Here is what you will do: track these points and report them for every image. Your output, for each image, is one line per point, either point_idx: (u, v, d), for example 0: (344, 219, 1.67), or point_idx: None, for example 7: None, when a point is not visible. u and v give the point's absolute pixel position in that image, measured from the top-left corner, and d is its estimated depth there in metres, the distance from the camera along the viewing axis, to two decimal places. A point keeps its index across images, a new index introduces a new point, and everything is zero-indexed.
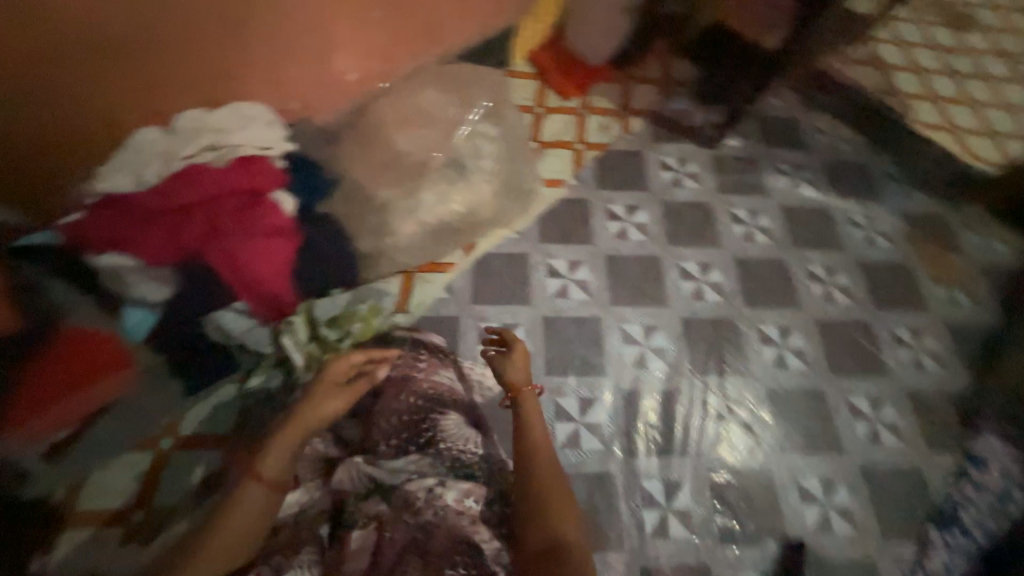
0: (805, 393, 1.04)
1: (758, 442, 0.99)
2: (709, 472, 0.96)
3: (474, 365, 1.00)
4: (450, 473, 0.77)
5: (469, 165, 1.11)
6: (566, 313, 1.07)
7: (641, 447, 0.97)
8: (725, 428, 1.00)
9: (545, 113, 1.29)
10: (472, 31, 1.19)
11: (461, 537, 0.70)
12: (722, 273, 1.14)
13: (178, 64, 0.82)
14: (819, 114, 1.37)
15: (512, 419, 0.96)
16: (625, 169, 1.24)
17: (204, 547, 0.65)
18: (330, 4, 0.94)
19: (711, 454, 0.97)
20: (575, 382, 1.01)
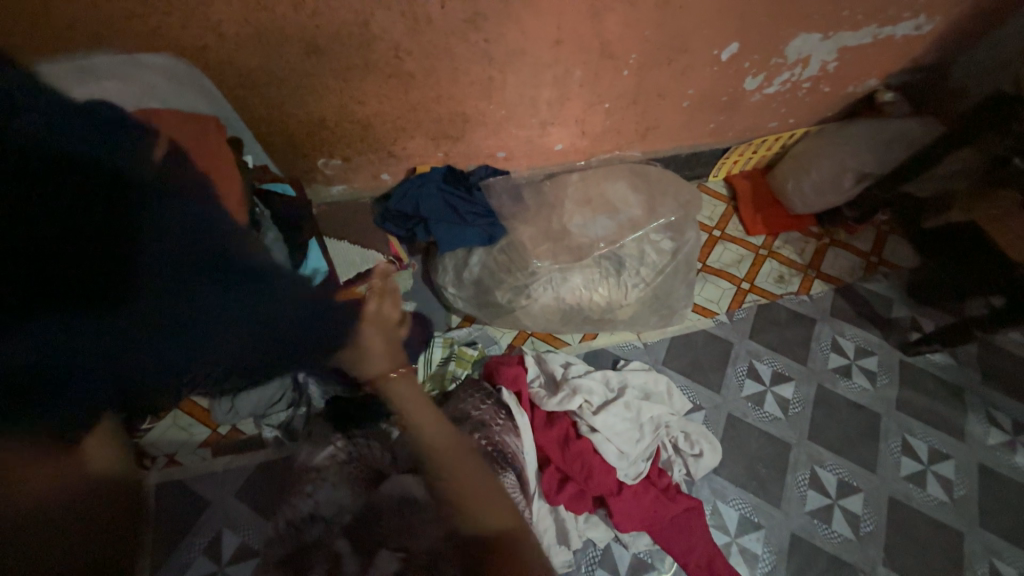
0: (847, 506, 1.02)
1: (813, 538, 0.98)
2: (752, 551, 0.97)
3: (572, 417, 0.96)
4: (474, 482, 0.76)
5: (632, 264, 1.04)
6: (656, 398, 1.07)
7: (714, 524, 0.99)
8: (794, 542, 0.98)
9: (721, 240, 1.35)
10: (690, 142, 1.27)
11: (410, 504, 0.73)
12: (806, 399, 1.13)
13: (407, 107, 0.96)
14: (989, 286, 1.18)
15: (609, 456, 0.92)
16: (788, 327, 1.23)
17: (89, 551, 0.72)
18: (543, 92, 1.00)
19: (719, 518, 0.99)
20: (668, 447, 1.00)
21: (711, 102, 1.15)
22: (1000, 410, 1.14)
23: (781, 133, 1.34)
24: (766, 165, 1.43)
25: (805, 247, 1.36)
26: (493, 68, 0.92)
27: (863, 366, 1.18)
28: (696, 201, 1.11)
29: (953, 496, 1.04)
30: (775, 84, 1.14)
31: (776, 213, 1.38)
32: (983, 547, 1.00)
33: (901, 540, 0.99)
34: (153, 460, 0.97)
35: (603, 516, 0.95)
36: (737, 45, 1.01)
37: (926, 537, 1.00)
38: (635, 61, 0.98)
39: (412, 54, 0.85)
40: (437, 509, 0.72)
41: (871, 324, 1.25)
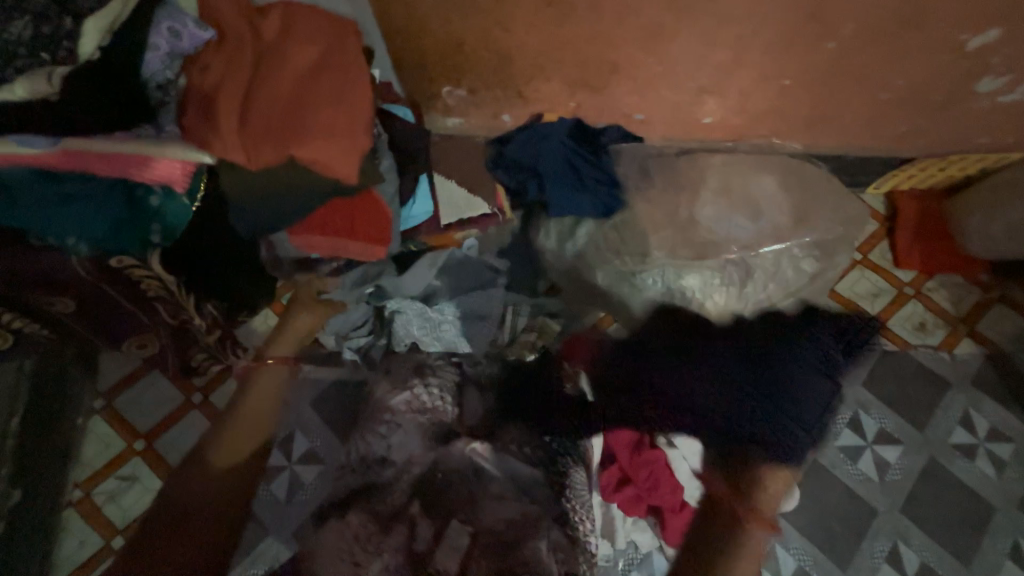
0: None
1: None
2: None
3: None
4: (535, 480, 0.76)
5: (760, 278, 0.91)
6: None
7: (768, 565, 0.93)
8: None
9: (861, 266, 1.15)
10: (866, 143, 1.05)
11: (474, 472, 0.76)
12: (910, 466, 1.00)
13: (556, 44, 0.83)
14: None
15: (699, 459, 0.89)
16: (914, 383, 1.06)
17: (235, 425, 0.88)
18: (716, 52, 0.83)
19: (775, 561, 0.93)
20: None
21: (918, 99, 0.92)
22: None
23: (987, 153, 1.07)
24: (948, 188, 1.17)
25: (963, 296, 1.14)
26: (670, 12, 0.76)
27: (993, 450, 1.01)
28: (859, 218, 0.93)
29: None
30: (1017, 91, 0.89)
31: (941, 249, 1.15)
32: None
33: None
34: (245, 351, 0.97)
35: (655, 524, 0.91)
36: (995, 31, 0.77)
37: None
38: (849, 32, 0.78)
39: None
40: (511, 500, 0.74)
41: (1019, 406, 1.05)
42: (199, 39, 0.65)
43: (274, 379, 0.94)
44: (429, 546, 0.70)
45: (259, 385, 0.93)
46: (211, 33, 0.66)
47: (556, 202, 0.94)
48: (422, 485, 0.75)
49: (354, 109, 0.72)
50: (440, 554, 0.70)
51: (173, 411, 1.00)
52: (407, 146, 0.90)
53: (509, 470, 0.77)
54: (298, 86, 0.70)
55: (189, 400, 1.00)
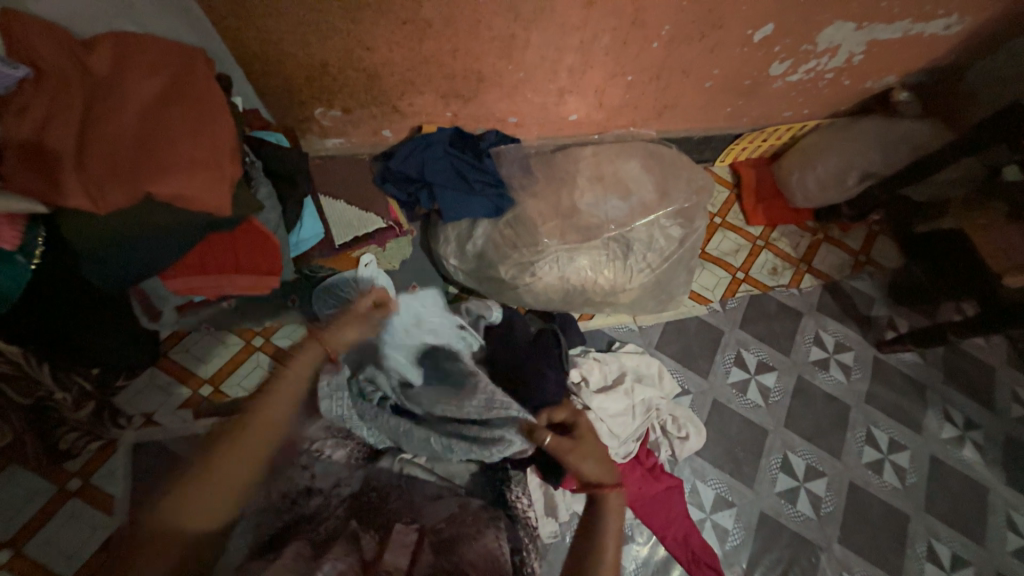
0: (811, 486, 1.10)
1: (778, 511, 1.07)
2: (722, 522, 1.04)
3: (584, 380, 1.00)
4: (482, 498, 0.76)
5: (639, 249, 1.03)
6: (646, 377, 1.09)
7: (690, 500, 1.05)
8: (762, 515, 1.06)
9: (720, 228, 1.35)
10: (705, 124, 1.24)
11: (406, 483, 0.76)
12: (783, 386, 1.19)
13: (419, 60, 0.87)
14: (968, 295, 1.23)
15: (620, 417, 0.97)
16: (779, 319, 1.26)
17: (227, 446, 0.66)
18: (566, 57, 0.92)
19: (695, 493, 1.06)
20: (667, 424, 1.05)
21: (733, 84, 1.10)
22: (955, 409, 1.23)
23: (794, 123, 1.32)
24: (773, 155, 1.41)
25: (799, 241, 1.38)
26: (517, 25, 0.83)
27: (841, 361, 1.24)
28: (707, 187, 1.09)
29: (903, 482, 1.14)
30: (800, 72, 1.11)
31: (777, 204, 1.38)
32: (920, 524, 1.11)
33: (854, 519, 1.09)
34: (130, 420, 0.92)
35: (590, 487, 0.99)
36: (772, 26, 0.96)
37: (875, 514, 1.10)
38: (666, 33, 0.92)
39: (426, 8, 0.77)
40: (449, 497, 0.74)
41: (853, 323, 1.29)
42: (10, 78, 0.59)
43: (310, 364, 0.72)
44: (377, 553, 0.65)
45: (290, 371, 0.71)
46: (25, 71, 0.60)
47: (449, 208, 0.99)
48: (355, 505, 0.72)
49: (216, 139, 0.70)
50: (391, 556, 0.64)
51: (45, 506, 0.86)
52: (286, 168, 0.88)
53: (441, 482, 0.76)
54: (145, 120, 0.65)
55: (64, 488, 0.87)
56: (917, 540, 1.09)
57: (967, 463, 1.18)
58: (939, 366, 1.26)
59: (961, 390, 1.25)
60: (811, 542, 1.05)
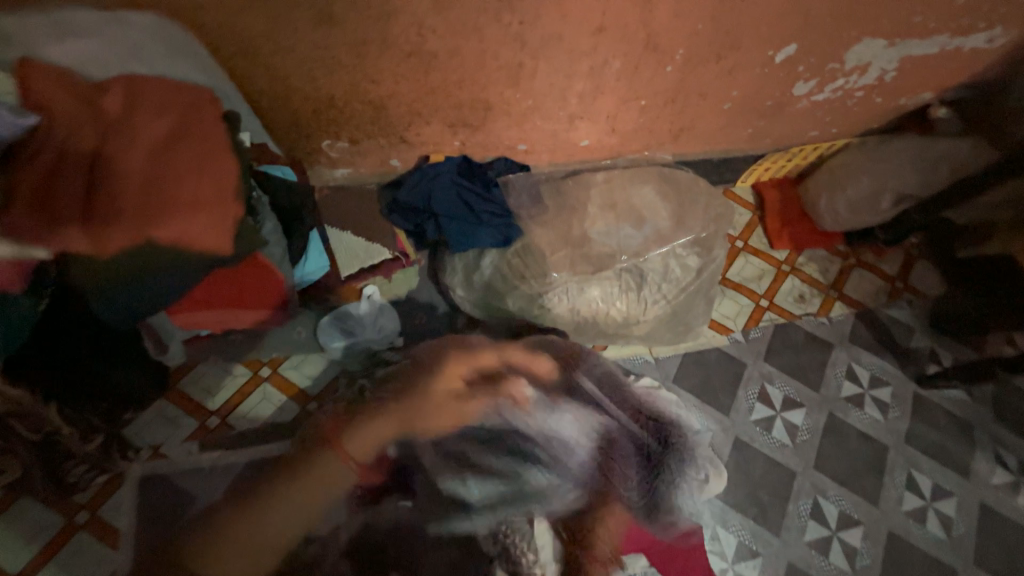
0: (844, 535, 1.01)
1: (808, 563, 0.99)
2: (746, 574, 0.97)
3: None
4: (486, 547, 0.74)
5: (654, 280, 0.98)
6: None
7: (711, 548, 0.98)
8: (789, 566, 0.98)
9: (742, 253, 1.29)
10: (725, 146, 1.18)
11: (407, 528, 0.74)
12: (811, 424, 1.11)
13: (424, 92, 0.86)
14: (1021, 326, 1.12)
15: None
16: (807, 350, 1.19)
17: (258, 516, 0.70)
18: (575, 84, 0.90)
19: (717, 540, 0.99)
20: None
21: (754, 106, 1.05)
22: (1008, 451, 1.12)
23: (821, 142, 1.25)
24: (799, 175, 1.34)
25: (828, 266, 1.30)
26: (524, 54, 0.81)
27: (876, 396, 1.15)
28: (727, 214, 1.03)
29: (950, 533, 1.04)
30: (826, 92, 1.05)
31: (804, 227, 1.31)
32: None
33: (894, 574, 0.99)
34: (139, 451, 0.93)
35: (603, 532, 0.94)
36: (794, 47, 0.91)
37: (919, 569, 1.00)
38: (681, 58, 0.88)
39: (428, 42, 0.75)
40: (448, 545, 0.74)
41: (889, 355, 1.20)
42: (20, 127, 0.60)
43: (334, 464, 0.74)
44: None
45: (316, 465, 0.74)
46: (34, 120, 0.61)
47: (456, 240, 0.97)
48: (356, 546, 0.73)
49: (219, 175, 0.70)
50: None
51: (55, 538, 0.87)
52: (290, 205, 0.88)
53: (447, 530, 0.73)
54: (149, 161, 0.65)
55: (73, 520, 0.88)
56: None
57: (1022, 513, 1.07)
58: (988, 403, 1.16)
59: (1014, 431, 1.14)
60: None
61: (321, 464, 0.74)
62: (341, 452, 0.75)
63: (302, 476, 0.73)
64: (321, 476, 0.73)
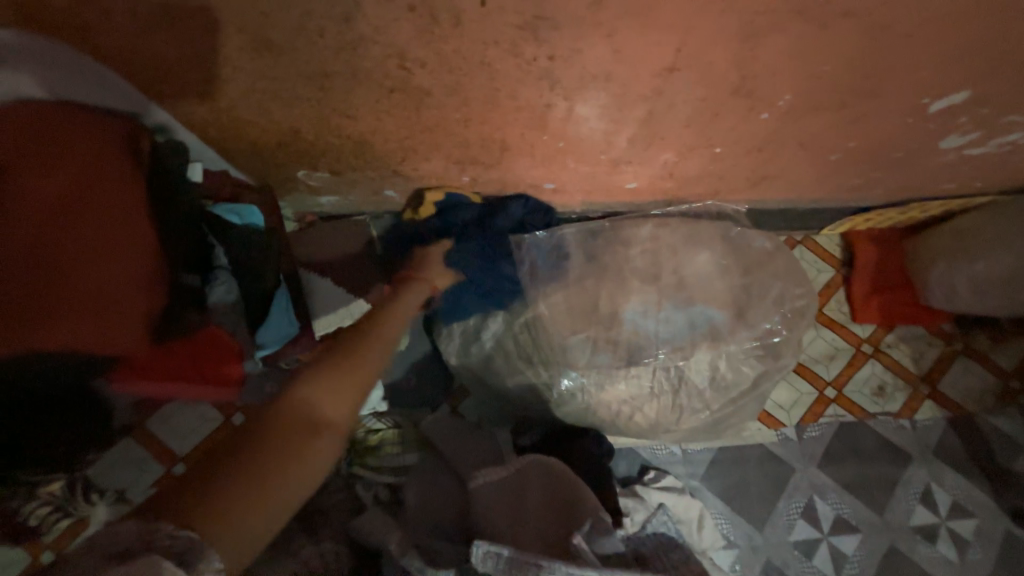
0: None
1: None
2: None
3: None
4: None
5: (696, 381, 0.78)
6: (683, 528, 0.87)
7: None
8: None
9: (814, 324, 1.03)
10: (821, 195, 0.90)
11: None
12: (865, 555, 0.91)
13: (419, 129, 0.64)
14: None
15: None
16: (877, 461, 0.96)
17: (249, 451, 0.44)
18: (626, 128, 0.65)
19: None
20: None
21: (875, 157, 0.76)
22: None
23: (953, 196, 0.94)
24: (911, 229, 1.04)
25: (924, 351, 1.03)
26: (555, 93, 0.57)
27: (956, 532, 0.93)
28: (806, 306, 0.79)
29: None
30: (988, 145, 0.74)
31: (903, 300, 1.02)
32: None
33: None
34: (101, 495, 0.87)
35: None
36: (965, 93, 0.61)
37: None
38: (785, 103, 0.61)
39: (419, 76, 0.53)
40: None
41: (982, 480, 0.96)
42: None
43: (417, 300, 0.68)
44: None
45: (380, 326, 0.60)
46: None
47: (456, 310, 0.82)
48: None
49: (132, 246, 0.58)
50: None
51: None
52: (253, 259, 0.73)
53: None
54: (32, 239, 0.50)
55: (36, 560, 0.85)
56: None
57: None
58: None
59: None
60: None
61: (411, 297, 0.68)
62: (422, 284, 0.71)
63: (345, 358, 0.54)
64: (387, 337, 0.59)
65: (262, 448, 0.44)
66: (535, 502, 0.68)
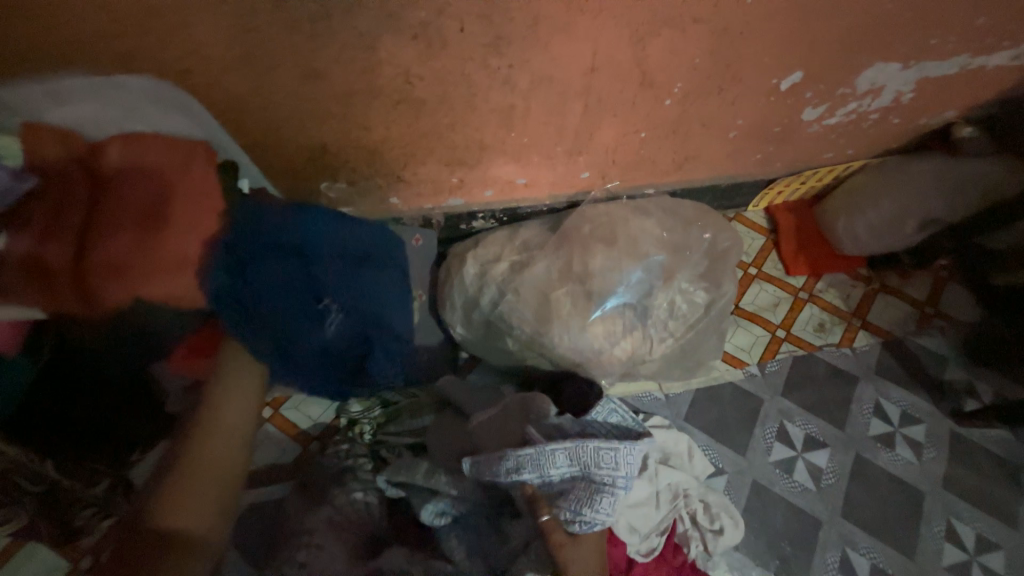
0: None
1: None
2: None
3: None
4: None
5: (659, 316, 0.95)
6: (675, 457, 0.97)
7: None
8: None
9: (757, 279, 1.23)
10: (734, 171, 1.14)
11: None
12: (836, 465, 1.03)
13: (417, 134, 0.86)
14: None
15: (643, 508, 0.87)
16: (831, 385, 1.11)
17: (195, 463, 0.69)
18: (571, 121, 0.88)
19: None
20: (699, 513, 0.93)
21: (761, 132, 1.01)
22: None
23: (836, 164, 1.19)
24: (816, 197, 1.28)
25: (851, 292, 1.23)
26: (515, 96, 0.80)
27: (909, 436, 1.07)
28: (732, 249, 1.00)
29: None
30: (838, 115, 1.01)
31: (822, 252, 1.24)
32: None
33: None
34: None
35: None
36: (800, 73, 0.87)
37: None
38: (679, 91, 0.85)
39: (418, 88, 0.76)
40: None
41: (921, 391, 1.12)
42: (17, 190, 0.62)
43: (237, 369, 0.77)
44: None
45: (223, 389, 0.75)
46: (30, 182, 0.62)
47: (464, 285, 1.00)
48: None
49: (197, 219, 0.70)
50: None
51: None
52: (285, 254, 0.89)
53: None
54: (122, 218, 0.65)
55: (76, 565, 0.89)
56: None
57: None
58: None
59: None
60: None
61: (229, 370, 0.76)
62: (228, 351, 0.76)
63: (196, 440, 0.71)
64: (234, 396, 0.75)
65: (165, 541, 0.64)
66: (516, 418, 0.81)
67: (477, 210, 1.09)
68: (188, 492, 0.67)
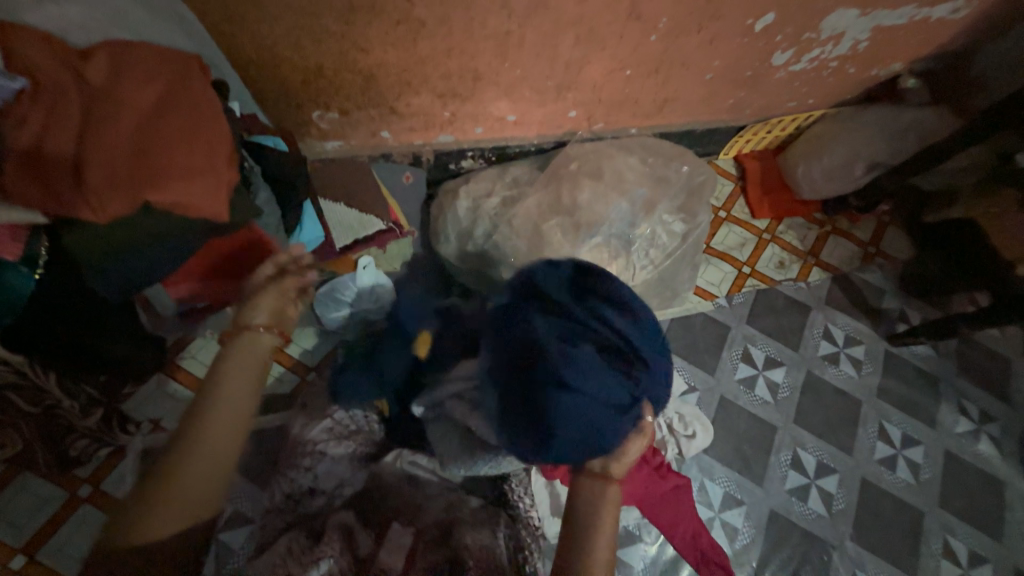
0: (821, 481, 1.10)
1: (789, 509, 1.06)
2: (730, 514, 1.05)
3: None
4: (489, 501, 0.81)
5: (641, 245, 1.03)
6: None
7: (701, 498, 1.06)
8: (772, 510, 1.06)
9: (725, 221, 1.33)
10: (708, 117, 1.21)
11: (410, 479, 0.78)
12: (790, 381, 1.17)
13: (413, 61, 0.87)
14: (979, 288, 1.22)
15: None
16: (788, 314, 1.24)
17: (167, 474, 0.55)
18: (563, 53, 0.92)
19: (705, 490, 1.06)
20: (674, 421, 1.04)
21: (734, 76, 1.09)
22: (969, 399, 1.21)
23: (798, 114, 1.29)
24: (779, 146, 1.38)
25: (807, 234, 1.35)
26: (511, 22, 0.83)
27: (851, 354, 1.22)
28: (707, 184, 1.08)
29: (915, 472, 1.13)
30: (803, 61, 1.09)
31: (783, 197, 1.35)
32: (931, 515, 1.10)
33: (869, 518, 1.08)
34: (138, 426, 0.93)
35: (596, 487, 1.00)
36: (772, 15, 0.94)
37: (887, 508, 1.10)
38: (664, 26, 0.90)
39: (417, 7, 0.77)
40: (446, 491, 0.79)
41: (863, 317, 1.27)
42: (7, 90, 0.57)
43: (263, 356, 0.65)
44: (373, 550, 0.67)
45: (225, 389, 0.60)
46: (21, 83, 0.58)
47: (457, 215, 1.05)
48: (358, 504, 0.74)
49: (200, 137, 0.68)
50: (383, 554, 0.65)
51: (59, 509, 0.88)
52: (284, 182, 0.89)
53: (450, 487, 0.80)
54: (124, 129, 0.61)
55: (75, 494, 0.89)
56: (931, 534, 1.09)
57: (980, 457, 1.16)
58: (950, 356, 1.24)
59: (974, 382, 1.23)
60: (823, 537, 1.05)
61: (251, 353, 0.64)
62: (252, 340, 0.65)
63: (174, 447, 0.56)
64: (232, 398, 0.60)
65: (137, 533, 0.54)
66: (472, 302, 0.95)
67: (467, 148, 1.12)
68: (164, 503, 0.55)
